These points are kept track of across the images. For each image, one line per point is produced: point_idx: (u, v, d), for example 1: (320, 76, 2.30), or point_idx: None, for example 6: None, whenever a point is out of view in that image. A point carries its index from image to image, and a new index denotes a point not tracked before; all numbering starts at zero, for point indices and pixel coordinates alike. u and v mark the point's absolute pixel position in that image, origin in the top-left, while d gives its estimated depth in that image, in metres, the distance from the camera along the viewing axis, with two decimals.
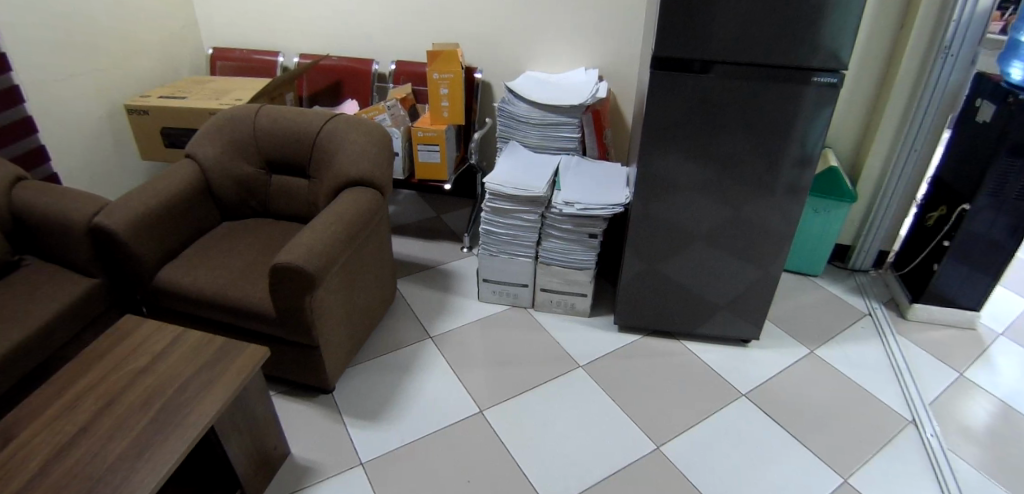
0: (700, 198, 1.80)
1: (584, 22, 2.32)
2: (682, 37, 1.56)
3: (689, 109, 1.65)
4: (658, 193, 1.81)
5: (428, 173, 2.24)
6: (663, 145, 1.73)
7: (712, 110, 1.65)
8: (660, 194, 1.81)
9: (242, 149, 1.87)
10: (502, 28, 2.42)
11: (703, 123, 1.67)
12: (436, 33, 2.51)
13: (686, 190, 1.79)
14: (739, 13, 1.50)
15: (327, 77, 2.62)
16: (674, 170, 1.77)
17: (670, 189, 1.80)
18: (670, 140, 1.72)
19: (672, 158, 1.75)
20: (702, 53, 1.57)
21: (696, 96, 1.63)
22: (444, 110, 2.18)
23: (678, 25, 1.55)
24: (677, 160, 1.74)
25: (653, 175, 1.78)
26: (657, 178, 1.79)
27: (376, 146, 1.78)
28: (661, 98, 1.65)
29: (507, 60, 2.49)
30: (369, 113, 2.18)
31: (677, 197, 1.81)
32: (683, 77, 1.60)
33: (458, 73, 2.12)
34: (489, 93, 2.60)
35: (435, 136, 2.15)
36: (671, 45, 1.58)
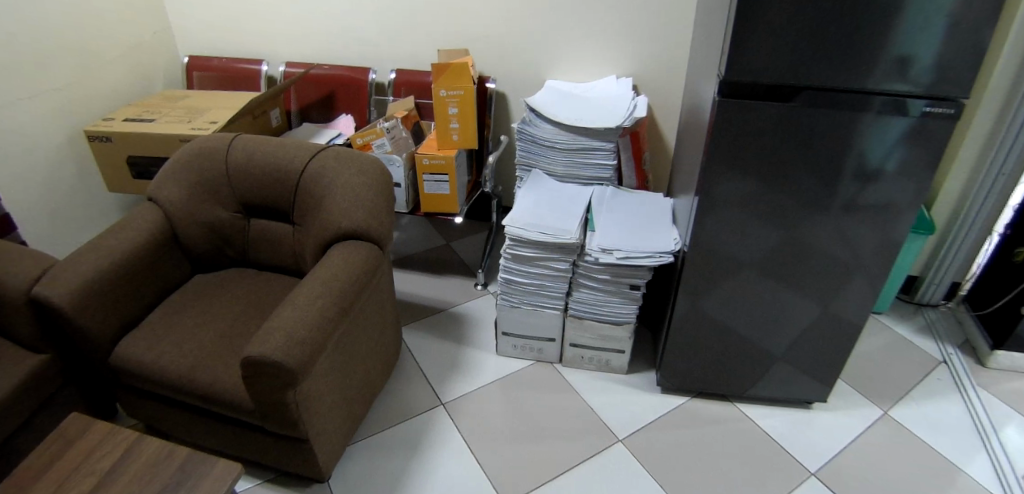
0: (766, 250, 1.47)
1: (617, 24, 1.97)
2: (759, 58, 1.20)
3: (754, 148, 1.31)
4: (714, 246, 1.48)
5: (436, 206, 1.91)
6: (720, 188, 1.39)
7: (792, 146, 1.30)
8: (716, 245, 1.48)
9: (214, 190, 1.58)
10: (519, 32, 2.07)
11: (775, 165, 1.33)
12: (442, 37, 2.16)
13: (752, 241, 1.46)
14: (838, 26, 1.13)
15: (319, 89, 2.29)
16: (732, 219, 1.43)
17: (730, 239, 1.47)
18: (728, 182, 1.37)
19: (732, 206, 1.41)
20: (788, 75, 1.21)
21: (775, 128, 1.27)
22: (453, 133, 1.83)
23: (752, 43, 1.19)
24: (740, 207, 1.41)
25: (710, 227, 1.45)
26: (714, 228, 1.46)
27: (371, 185, 1.45)
28: (724, 134, 1.30)
29: (525, 68, 2.15)
30: (364, 136, 1.84)
31: (739, 251, 1.48)
32: (756, 109, 1.25)
33: (469, 89, 1.76)
34: (503, 106, 2.26)
35: (443, 165, 1.82)
36: (743, 68, 1.22)
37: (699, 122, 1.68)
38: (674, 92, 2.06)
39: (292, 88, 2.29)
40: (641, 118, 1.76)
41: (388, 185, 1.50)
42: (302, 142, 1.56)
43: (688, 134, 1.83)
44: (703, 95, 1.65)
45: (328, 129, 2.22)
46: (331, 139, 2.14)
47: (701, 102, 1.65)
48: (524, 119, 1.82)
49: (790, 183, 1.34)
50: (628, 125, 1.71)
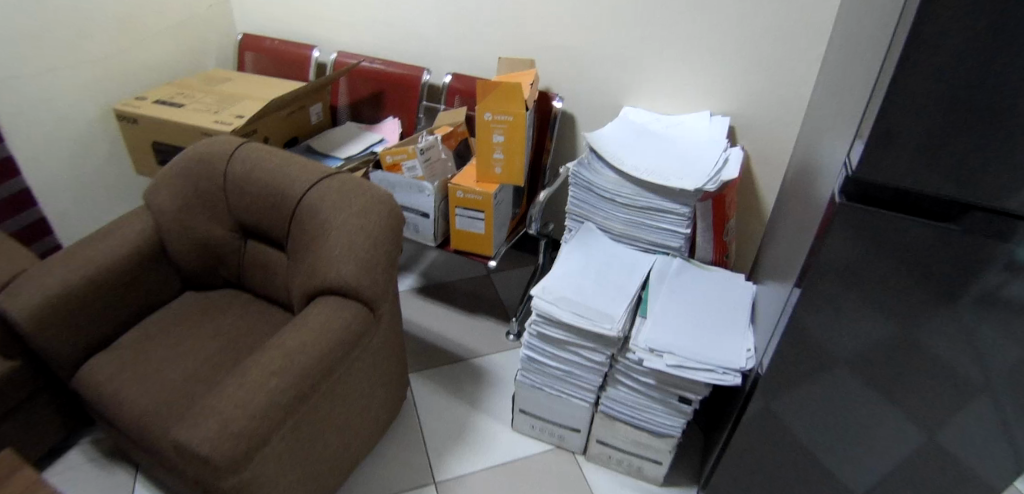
0: (871, 402, 1.07)
1: (721, 49, 1.55)
2: (934, 156, 0.77)
3: (879, 282, 0.89)
4: (800, 382, 1.10)
5: (467, 245, 1.62)
6: (825, 319, 0.99)
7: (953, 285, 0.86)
8: (803, 382, 1.09)
9: (211, 202, 1.44)
10: (596, 45, 1.70)
11: (917, 306, 0.91)
12: (505, 41, 1.83)
13: (859, 393, 1.06)
14: None
15: (368, 84, 2.05)
16: (834, 357, 1.03)
17: (825, 379, 1.07)
18: (839, 315, 0.96)
19: (838, 342, 1.01)
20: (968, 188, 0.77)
21: (933, 259, 0.84)
22: (496, 164, 1.52)
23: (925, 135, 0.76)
24: (850, 347, 1.01)
25: (799, 360, 1.06)
26: (807, 364, 1.06)
27: (369, 231, 1.22)
28: (841, 261, 0.89)
29: (597, 88, 1.78)
30: (393, 154, 1.56)
31: (835, 396, 1.08)
32: (910, 228, 0.83)
33: (520, 116, 1.44)
34: (569, 129, 1.90)
35: (480, 201, 1.52)
36: (894, 171, 0.79)
37: (810, 200, 1.26)
38: (782, 141, 1.61)
39: (341, 80, 2.07)
40: (734, 179, 1.35)
41: (394, 231, 1.27)
42: (310, 163, 1.37)
43: (791, 205, 1.40)
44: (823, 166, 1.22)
45: (370, 133, 1.97)
46: (367, 148, 1.88)
47: (819, 175, 1.23)
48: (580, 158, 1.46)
49: (936, 330, 0.92)
50: (715, 190, 1.31)
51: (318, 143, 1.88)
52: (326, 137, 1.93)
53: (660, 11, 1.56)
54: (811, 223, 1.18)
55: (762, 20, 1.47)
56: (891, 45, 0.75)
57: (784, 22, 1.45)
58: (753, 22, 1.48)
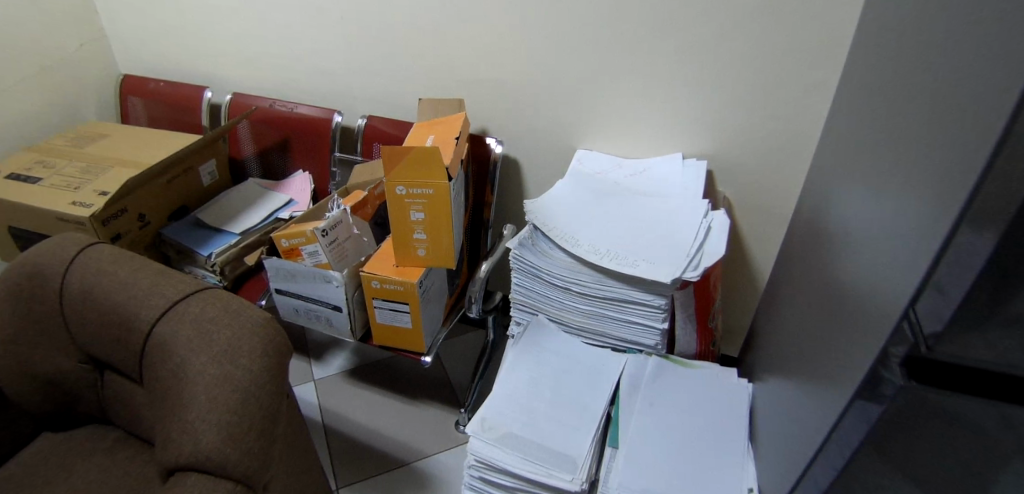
0: None
1: (694, 81, 1.27)
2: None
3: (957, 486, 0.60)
4: None
5: (393, 340, 1.31)
6: None
7: None
8: None
9: (47, 332, 1.05)
10: (541, 80, 1.40)
11: None
12: (431, 76, 1.52)
13: None
14: None
15: (274, 132, 1.71)
16: None
17: None
18: None
19: None
20: None
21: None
22: (419, 245, 1.20)
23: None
24: None
25: None
26: None
27: (235, 382, 0.86)
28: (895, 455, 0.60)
29: (544, 129, 1.48)
30: (289, 235, 1.23)
31: None
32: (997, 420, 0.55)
33: (443, 189, 1.11)
34: (513, 176, 1.59)
35: (403, 293, 1.20)
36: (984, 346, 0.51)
37: (823, 288, 0.99)
38: (764, 187, 1.35)
39: (242, 126, 1.73)
40: (719, 258, 1.06)
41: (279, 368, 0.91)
42: (163, 275, 0.99)
43: (801, 282, 1.12)
44: (844, 249, 0.93)
45: (275, 196, 1.65)
46: (271, 215, 1.57)
47: (838, 260, 0.95)
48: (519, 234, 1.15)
49: None
50: (696, 279, 1.02)
51: (209, 214, 1.53)
52: (221, 204, 1.59)
53: (618, 36, 1.27)
54: (826, 327, 0.91)
55: (744, 46, 1.19)
56: (991, 159, 0.45)
57: (771, 49, 1.17)
58: (732, 48, 1.20)
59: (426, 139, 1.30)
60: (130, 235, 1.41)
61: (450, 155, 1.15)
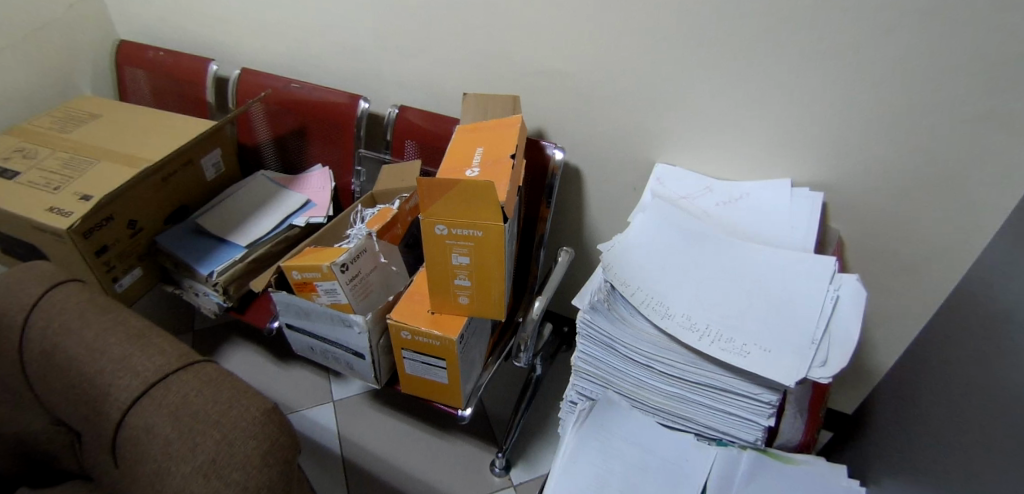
0: None
1: (818, 96, 1.00)
2: None
3: None
4: None
5: (424, 392, 1.11)
6: None
7: None
8: None
9: (13, 389, 0.87)
10: (618, 79, 1.15)
11: None
12: (480, 65, 1.26)
13: None
14: None
15: (290, 116, 1.47)
16: None
17: None
18: None
19: None
20: None
21: None
22: (460, 291, 0.96)
23: None
24: None
25: None
26: None
27: None
28: None
29: (615, 138, 1.23)
30: (302, 268, 1.01)
31: None
32: None
33: (496, 232, 0.86)
34: (573, 187, 1.36)
35: (439, 349, 0.99)
36: None
37: (971, 389, 0.76)
38: (891, 228, 1.08)
39: (255, 106, 1.49)
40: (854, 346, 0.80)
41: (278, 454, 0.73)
42: (142, 341, 0.79)
43: (929, 364, 0.89)
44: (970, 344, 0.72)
45: (288, 194, 1.43)
46: (283, 221, 1.36)
47: (991, 359, 0.72)
48: (587, 290, 0.90)
49: None
50: (829, 381, 0.77)
51: (211, 221, 1.33)
52: (228, 207, 1.38)
53: (724, 34, 1.01)
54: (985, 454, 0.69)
55: (894, 57, 0.92)
56: None
57: (931, 63, 0.90)
58: (878, 59, 0.93)
59: (472, 150, 1.02)
60: (119, 245, 1.21)
61: (506, 184, 0.88)
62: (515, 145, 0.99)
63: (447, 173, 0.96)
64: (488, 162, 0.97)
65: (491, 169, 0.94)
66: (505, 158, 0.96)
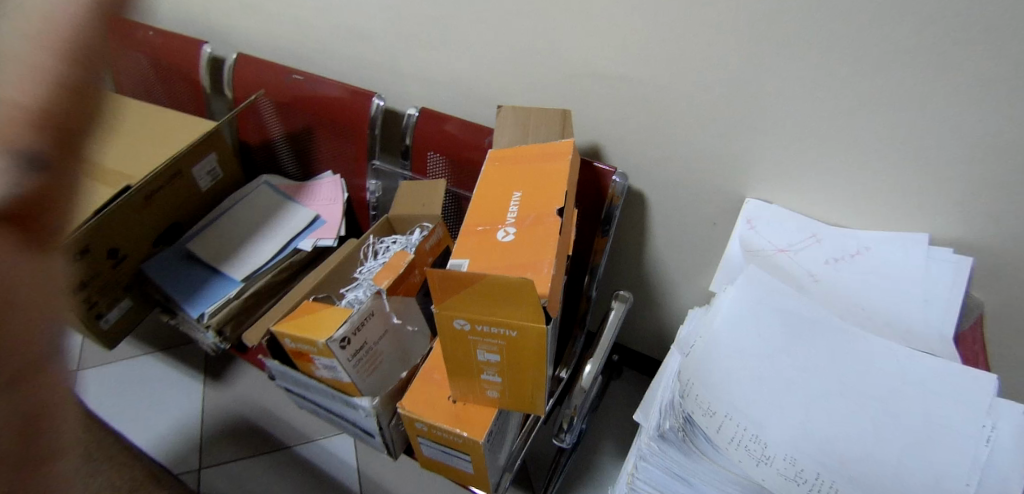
0: None
1: (997, 135, 0.72)
2: None
3: None
4: None
5: (444, 473, 0.96)
6: None
7: None
8: None
9: None
10: (701, 96, 0.88)
11: None
12: (522, 67, 1.00)
13: None
14: None
15: (294, 113, 1.24)
16: None
17: None
18: None
19: None
20: None
21: None
22: (488, 385, 0.76)
23: None
24: None
25: None
26: None
27: None
28: None
29: (691, 162, 0.97)
30: (296, 338, 0.84)
31: None
32: None
33: (534, 334, 0.63)
34: (632, 212, 1.11)
35: (464, 447, 0.81)
36: None
37: None
38: None
39: (258, 101, 1.26)
40: None
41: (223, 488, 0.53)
42: (89, 463, 0.63)
43: None
44: None
45: (294, 209, 1.26)
46: (287, 243, 1.21)
47: None
48: (652, 409, 0.68)
49: None
50: None
51: (206, 248, 1.20)
52: (228, 230, 1.24)
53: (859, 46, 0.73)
54: None
55: None
56: None
57: None
58: None
59: (507, 192, 0.77)
60: (100, 279, 1.10)
61: (550, 264, 0.63)
62: (565, 192, 0.73)
63: (472, 234, 0.72)
64: (528, 216, 0.72)
65: (530, 233, 0.69)
66: (551, 214, 0.70)
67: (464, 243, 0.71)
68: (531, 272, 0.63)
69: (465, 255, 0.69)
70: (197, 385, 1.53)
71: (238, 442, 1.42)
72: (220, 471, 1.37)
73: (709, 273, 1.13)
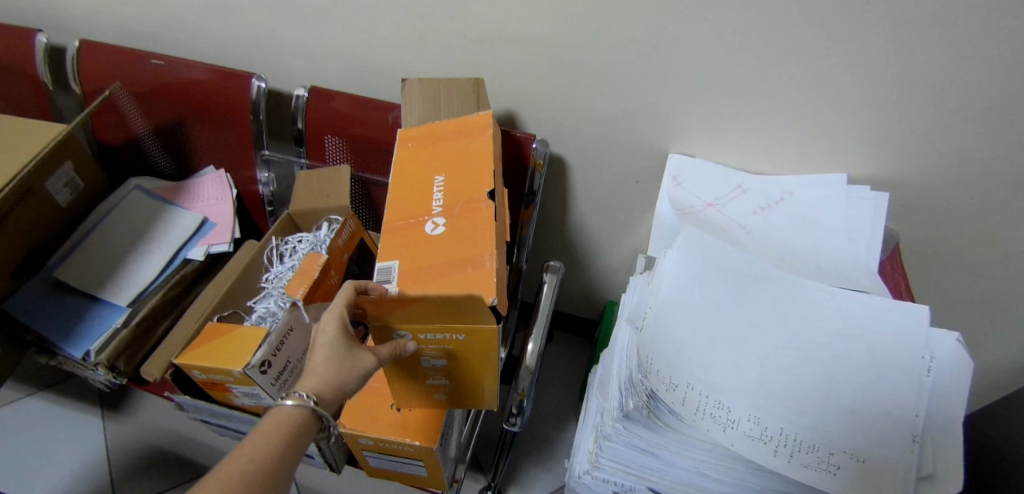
0: None
1: (897, 70, 0.74)
2: None
3: None
4: None
5: (398, 480, 0.91)
6: None
7: None
8: None
9: None
10: (614, 52, 0.84)
11: None
12: (420, 32, 0.91)
13: None
14: None
15: (163, 105, 1.07)
16: None
17: None
18: None
19: None
20: None
21: None
22: (435, 390, 0.71)
23: None
24: None
25: None
26: None
27: None
28: None
29: (611, 121, 0.93)
30: (206, 371, 0.77)
31: None
32: None
33: (485, 334, 0.59)
34: (556, 179, 1.07)
35: (414, 454, 0.77)
36: None
37: None
38: (956, 231, 0.87)
39: (115, 93, 1.07)
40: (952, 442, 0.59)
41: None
42: None
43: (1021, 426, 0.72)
44: None
45: (176, 215, 1.12)
46: (175, 255, 1.09)
47: None
48: (614, 386, 0.67)
49: None
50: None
51: (83, 277, 1.07)
52: (107, 253, 1.10)
53: None
54: None
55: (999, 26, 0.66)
56: None
57: None
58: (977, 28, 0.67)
59: (428, 177, 0.69)
60: None
61: (492, 256, 0.59)
62: (493, 171, 0.67)
63: (396, 229, 0.65)
64: (456, 203, 0.65)
65: (462, 222, 0.63)
66: (483, 199, 0.64)
67: (390, 241, 0.64)
68: (473, 267, 0.59)
69: (393, 256, 0.62)
70: (96, 423, 1.35)
71: (155, 477, 1.28)
72: None
73: (636, 231, 1.12)
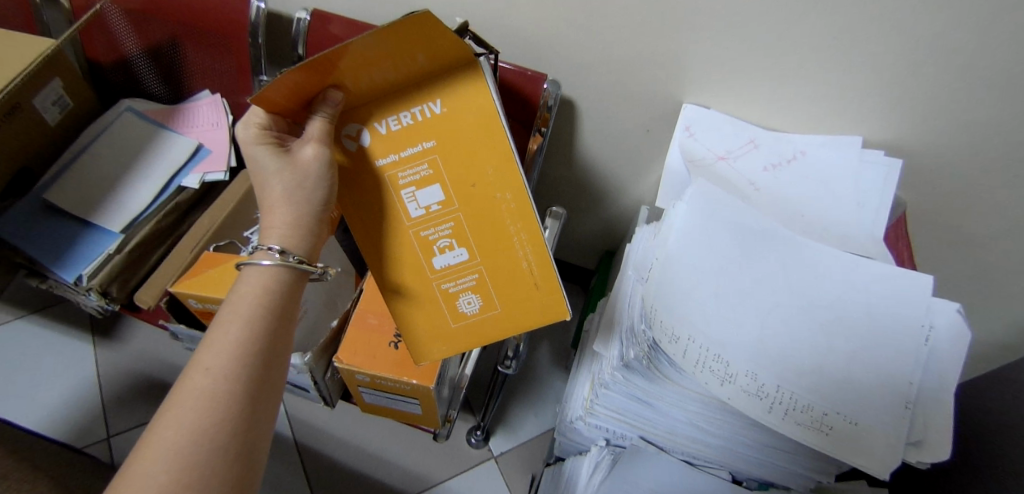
0: None
1: (926, 38, 0.71)
2: None
3: None
4: None
5: (392, 416, 0.92)
6: None
7: None
8: None
9: None
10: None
11: None
12: None
13: None
14: None
15: (154, 24, 1.00)
16: None
17: None
18: None
19: None
20: None
21: None
22: (452, 277, 0.62)
23: None
24: None
25: None
26: None
27: None
28: None
29: (627, 66, 0.89)
30: (204, 301, 0.76)
31: None
32: None
33: (461, 101, 0.54)
34: (564, 125, 1.04)
35: (411, 391, 0.78)
36: None
37: None
38: (966, 204, 0.85)
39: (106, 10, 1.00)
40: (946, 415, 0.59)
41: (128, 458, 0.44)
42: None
43: None
44: None
45: (169, 139, 1.09)
46: (169, 182, 1.07)
47: None
48: (617, 337, 0.69)
49: None
50: (919, 460, 0.60)
51: (66, 197, 1.04)
52: (93, 175, 1.07)
53: None
54: None
55: None
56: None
57: None
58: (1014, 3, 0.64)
59: None
60: None
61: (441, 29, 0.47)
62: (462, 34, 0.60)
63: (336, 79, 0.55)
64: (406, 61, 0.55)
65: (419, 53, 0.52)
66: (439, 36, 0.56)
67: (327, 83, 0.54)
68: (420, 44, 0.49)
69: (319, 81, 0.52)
70: (89, 347, 1.36)
71: (150, 402, 1.30)
72: (132, 436, 1.25)
73: (641, 184, 1.11)
